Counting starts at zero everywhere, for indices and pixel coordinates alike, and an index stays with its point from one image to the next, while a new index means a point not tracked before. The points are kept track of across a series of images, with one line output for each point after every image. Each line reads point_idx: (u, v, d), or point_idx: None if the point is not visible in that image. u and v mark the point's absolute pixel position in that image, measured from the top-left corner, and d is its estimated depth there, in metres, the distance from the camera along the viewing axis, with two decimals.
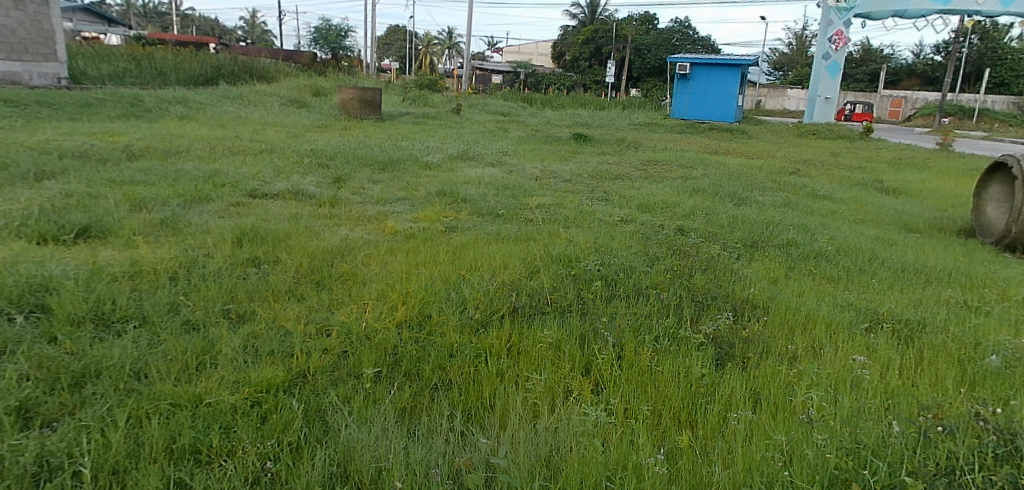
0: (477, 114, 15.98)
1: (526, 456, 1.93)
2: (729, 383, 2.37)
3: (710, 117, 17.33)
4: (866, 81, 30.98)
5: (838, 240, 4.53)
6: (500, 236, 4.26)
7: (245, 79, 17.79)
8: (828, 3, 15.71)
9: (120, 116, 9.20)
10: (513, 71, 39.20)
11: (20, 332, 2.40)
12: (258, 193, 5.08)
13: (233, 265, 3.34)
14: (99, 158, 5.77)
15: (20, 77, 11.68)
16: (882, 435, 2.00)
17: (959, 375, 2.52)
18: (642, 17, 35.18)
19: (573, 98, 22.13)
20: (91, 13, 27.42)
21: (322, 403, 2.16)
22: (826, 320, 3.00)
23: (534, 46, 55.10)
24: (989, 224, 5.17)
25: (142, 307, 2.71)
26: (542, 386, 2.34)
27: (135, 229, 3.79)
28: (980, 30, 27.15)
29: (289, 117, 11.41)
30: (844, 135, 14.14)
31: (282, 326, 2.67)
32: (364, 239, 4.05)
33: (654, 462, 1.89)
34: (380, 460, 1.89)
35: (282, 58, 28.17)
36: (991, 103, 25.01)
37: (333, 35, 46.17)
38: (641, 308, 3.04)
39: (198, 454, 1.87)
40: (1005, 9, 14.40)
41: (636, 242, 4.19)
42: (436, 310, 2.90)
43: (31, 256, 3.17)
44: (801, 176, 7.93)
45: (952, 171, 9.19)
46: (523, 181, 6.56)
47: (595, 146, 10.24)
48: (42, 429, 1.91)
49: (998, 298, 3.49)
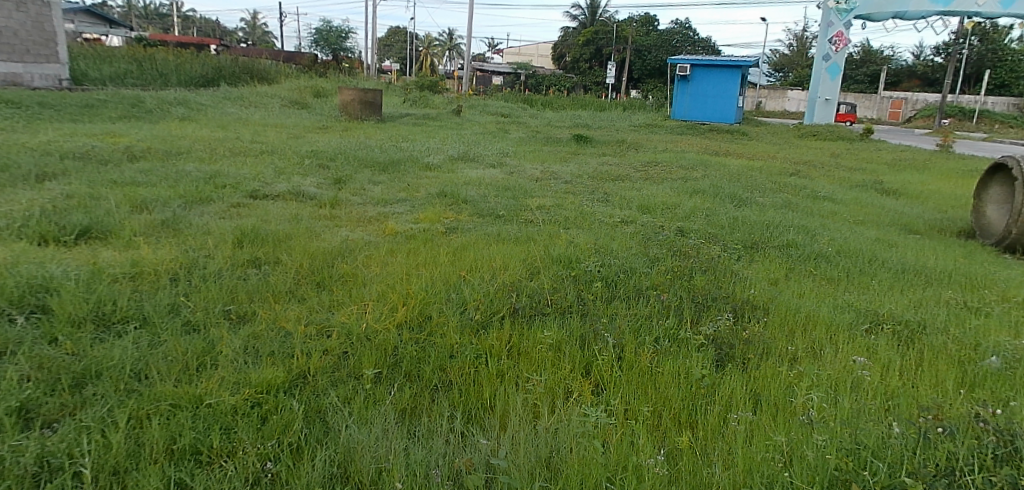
0: (478, 115, 16.00)
1: (526, 456, 1.93)
2: (730, 385, 2.37)
3: (710, 117, 17.31)
4: (867, 83, 30.95)
5: (838, 241, 4.54)
6: (500, 237, 4.26)
7: (246, 80, 17.81)
8: (828, 4, 15.75)
9: (122, 118, 9.22)
10: (514, 72, 39.25)
11: (21, 333, 2.41)
12: (259, 194, 5.08)
13: (234, 266, 3.35)
14: (100, 159, 5.78)
15: (22, 78, 11.71)
16: (882, 436, 2.00)
17: (960, 376, 2.52)
18: (642, 19, 35.01)
19: (573, 99, 22.14)
20: (93, 15, 27.47)
21: (322, 404, 2.16)
22: (826, 321, 3.00)
23: (534, 47, 55.13)
24: (989, 225, 5.17)
25: (142, 308, 2.72)
26: (542, 387, 2.35)
27: (136, 230, 3.80)
28: (980, 31, 27.17)
29: (290, 118, 11.43)
30: (845, 136, 14.15)
31: (282, 327, 2.68)
32: (365, 240, 4.05)
33: (653, 463, 1.89)
34: (380, 461, 1.89)
35: (284, 59, 28.24)
36: (991, 104, 25.02)
37: (334, 36, 46.21)
38: (641, 309, 3.04)
39: (199, 454, 1.87)
40: (1006, 11, 14.37)
41: (636, 243, 4.20)
42: (436, 311, 2.91)
43: (32, 257, 3.18)
44: (801, 177, 7.93)
45: (952, 172, 9.19)
46: (523, 182, 6.57)
47: (595, 147, 10.25)
48: (42, 430, 1.91)
49: (999, 299, 3.49)
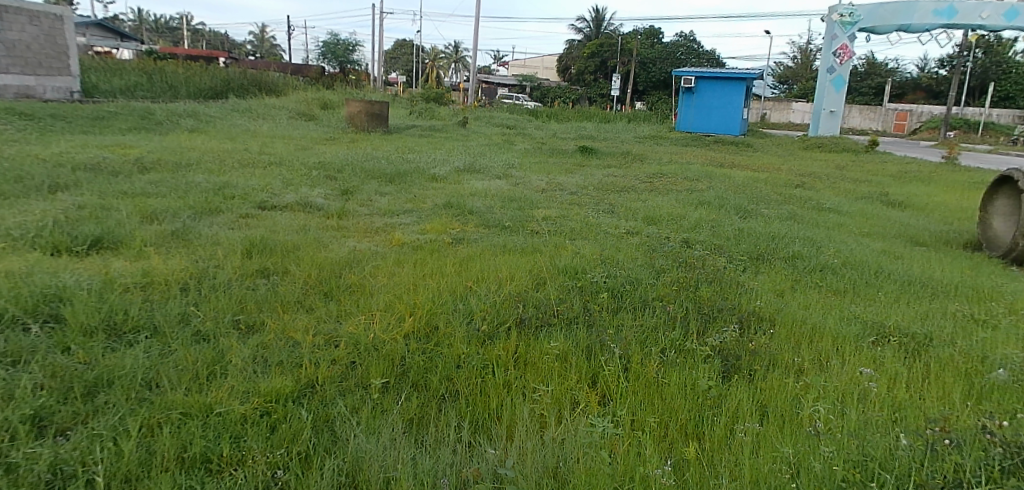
0: (484, 127, 16.11)
1: (533, 467, 1.95)
2: (738, 396, 2.38)
3: (714, 130, 17.35)
4: (871, 95, 31.01)
5: (844, 253, 4.55)
6: (506, 248, 4.29)
7: (255, 92, 17.96)
8: (833, 17, 15.70)
9: (131, 129, 9.31)
10: (519, 84, 39.48)
11: (34, 342, 2.44)
12: (267, 205, 5.13)
13: (243, 276, 3.38)
14: (111, 171, 5.84)
15: (35, 91, 11.83)
16: (889, 448, 2.01)
17: (967, 389, 2.52)
18: (648, 31, 35.11)
19: (579, 111, 22.21)
20: (104, 29, 27.75)
21: (330, 413, 2.18)
22: (832, 334, 3.01)
23: (540, 60, 55.39)
24: (996, 238, 5.16)
25: (153, 317, 2.74)
26: (549, 398, 2.36)
27: (147, 241, 3.84)
28: (984, 44, 27.21)
29: (298, 130, 11.52)
30: (849, 149, 14.17)
31: (291, 337, 2.69)
32: (372, 250, 4.09)
33: (661, 473, 1.90)
34: (389, 471, 1.90)
35: (293, 72, 28.57)
36: (997, 116, 24.98)
37: (342, 49, 46.47)
38: (648, 320, 3.05)
39: (209, 463, 1.89)
40: (1009, 24, 14.49)
41: (642, 254, 4.22)
42: (443, 321, 2.92)
43: (45, 267, 3.22)
44: (806, 189, 7.96)
45: (958, 184, 9.20)
46: (529, 193, 6.60)
47: (600, 159, 10.31)
48: (56, 437, 1.94)
49: (1005, 311, 3.48)
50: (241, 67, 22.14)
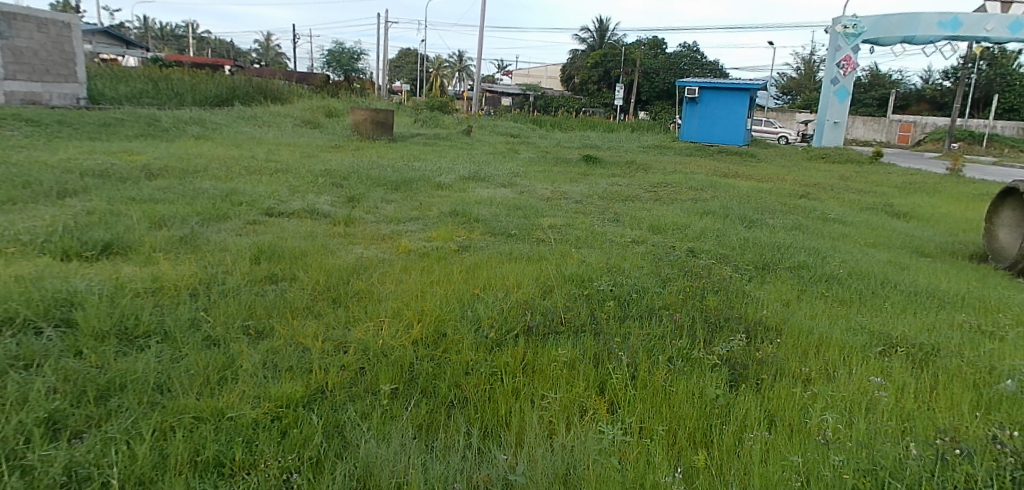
0: (488, 135, 16.19)
1: (543, 473, 1.95)
2: (744, 405, 2.38)
3: (717, 139, 17.42)
4: (874, 106, 31.08)
5: (849, 263, 4.57)
6: (512, 256, 4.30)
7: (260, 100, 18.01)
8: (836, 29, 15.85)
9: (138, 136, 9.35)
10: (523, 93, 39.56)
11: (46, 346, 2.45)
12: (274, 211, 5.16)
13: (252, 282, 3.40)
14: (119, 177, 5.87)
15: (42, 98, 11.90)
16: (900, 457, 2.01)
17: (976, 399, 2.52)
18: (650, 42, 35.27)
19: (582, 121, 22.29)
20: (110, 36, 27.66)
21: (341, 418, 2.19)
22: (839, 343, 3.01)
23: (543, 69, 55.77)
24: (1002, 250, 5.18)
25: (163, 322, 2.76)
26: (557, 405, 2.37)
27: (155, 246, 3.86)
28: (989, 56, 27.23)
29: (303, 137, 11.57)
30: (853, 160, 14.20)
31: (300, 343, 2.70)
32: (380, 257, 4.11)
33: (670, 481, 1.91)
34: (400, 476, 1.91)
35: (298, 80, 28.68)
36: (1000, 128, 25.05)
37: (346, 57, 46.58)
38: (655, 328, 3.06)
39: (222, 466, 1.90)
40: (1013, 36, 14.50)
41: (648, 263, 4.22)
42: (451, 329, 2.92)
43: (55, 272, 3.24)
44: (811, 199, 7.99)
45: (961, 195, 9.21)
46: (534, 201, 6.63)
47: (604, 168, 10.35)
48: (71, 440, 1.95)
49: (1013, 322, 3.49)
50: (246, 74, 22.39)
